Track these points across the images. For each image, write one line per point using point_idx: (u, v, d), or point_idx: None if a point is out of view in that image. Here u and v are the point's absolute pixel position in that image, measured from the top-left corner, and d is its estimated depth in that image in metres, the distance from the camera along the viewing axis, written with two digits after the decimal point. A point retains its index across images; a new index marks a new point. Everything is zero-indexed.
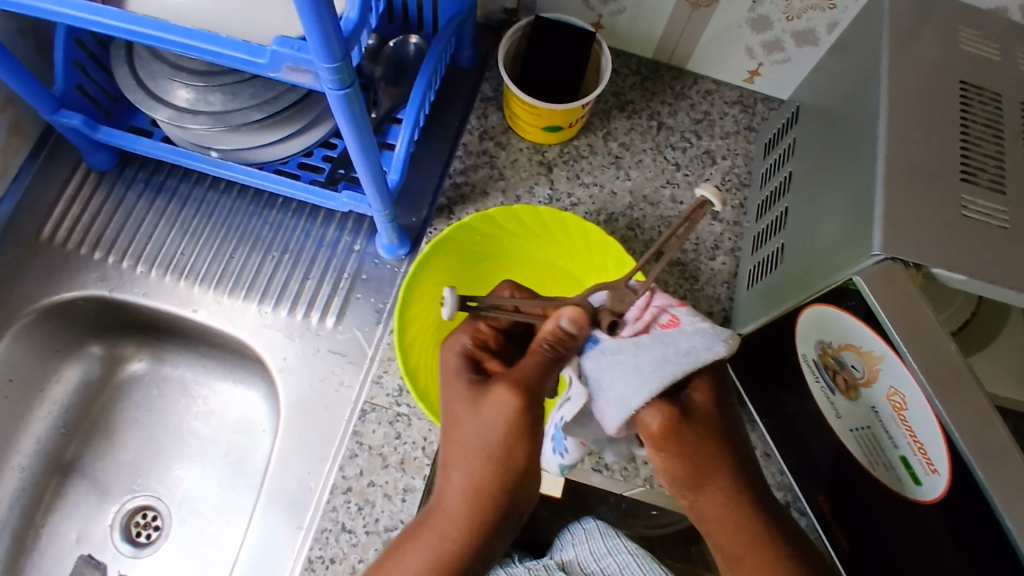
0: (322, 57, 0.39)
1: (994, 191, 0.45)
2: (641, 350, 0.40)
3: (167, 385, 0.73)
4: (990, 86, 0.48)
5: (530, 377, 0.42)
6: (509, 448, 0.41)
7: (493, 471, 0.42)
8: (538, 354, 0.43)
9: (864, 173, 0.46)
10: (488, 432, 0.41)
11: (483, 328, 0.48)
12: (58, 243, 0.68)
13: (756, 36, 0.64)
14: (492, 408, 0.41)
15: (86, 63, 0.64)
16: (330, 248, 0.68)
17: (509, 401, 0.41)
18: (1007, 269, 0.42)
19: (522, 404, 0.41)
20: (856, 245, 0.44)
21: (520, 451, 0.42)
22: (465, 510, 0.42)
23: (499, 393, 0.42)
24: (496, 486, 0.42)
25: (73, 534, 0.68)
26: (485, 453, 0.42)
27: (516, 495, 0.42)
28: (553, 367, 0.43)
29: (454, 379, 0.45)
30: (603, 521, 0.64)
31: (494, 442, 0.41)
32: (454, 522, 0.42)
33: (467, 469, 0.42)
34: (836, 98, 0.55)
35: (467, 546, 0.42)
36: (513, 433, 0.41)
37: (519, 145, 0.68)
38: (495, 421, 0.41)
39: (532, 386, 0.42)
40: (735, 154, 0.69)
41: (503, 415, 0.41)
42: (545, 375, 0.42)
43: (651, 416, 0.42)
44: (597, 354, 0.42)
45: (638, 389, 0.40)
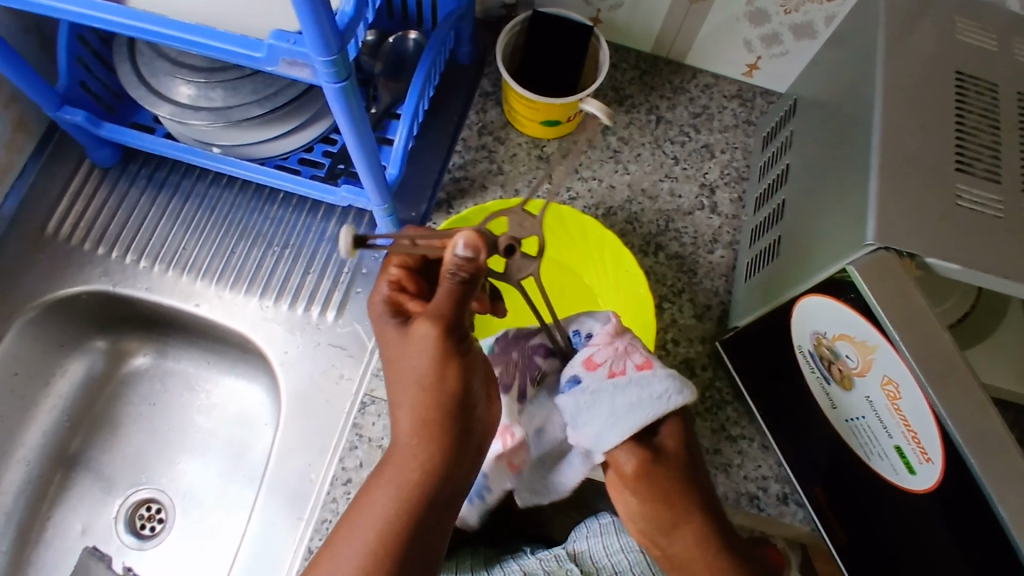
0: (318, 50, 0.39)
1: (990, 181, 0.45)
2: (621, 393, 0.43)
3: (170, 379, 0.74)
4: (987, 76, 0.48)
5: (443, 303, 0.41)
6: (441, 371, 0.41)
7: (433, 394, 0.42)
8: (447, 283, 0.41)
9: (859, 164, 0.46)
10: (418, 360, 0.42)
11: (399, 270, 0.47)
12: (62, 239, 0.69)
13: (754, 30, 0.64)
14: (415, 342, 0.42)
15: (89, 60, 0.65)
16: (329, 243, 0.68)
17: (429, 330, 0.41)
18: (1002, 259, 0.42)
19: (439, 330, 0.41)
20: (851, 235, 0.44)
21: (452, 371, 0.42)
22: (418, 437, 0.42)
23: (420, 323, 0.42)
24: (440, 408, 0.42)
25: (78, 526, 0.69)
26: (421, 381, 0.42)
27: (460, 415, 0.43)
28: (462, 290, 0.41)
29: (385, 324, 0.45)
30: (619, 517, 0.61)
31: (424, 368, 0.42)
32: (409, 452, 0.42)
33: (411, 401, 0.42)
34: (833, 90, 0.55)
35: (424, 473, 0.42)
36: (438, 356, 0.41)
37: (518, 140, 0.69)
38: (420, 350, 0.42)
39: (448, 311, 0.42)
40: (734, 147, 0.69)
41: (425, 342, 0.41)
42: (457, 301, 0.41)
43: (625, 458, 0.44)
44: (578, 393, 0.44)
45: (613, 429, 0.43)
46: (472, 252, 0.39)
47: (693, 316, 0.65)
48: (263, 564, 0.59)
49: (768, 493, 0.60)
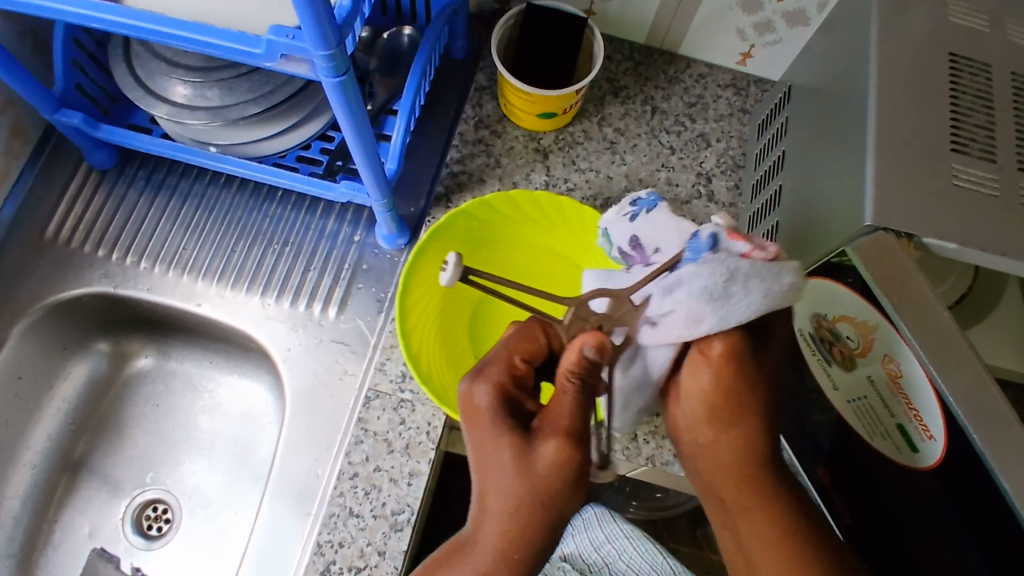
0: (316, 44, 0.40)
1: (985, 160, 0.45)
2: (758, 274, 0.41)
3: (173, 380, 0.74)
4: (979, 57, 0.49)
5: (567, 423, 0.42)
6: (561, 494, 0.40)
7: (539, 514, 0.40)
8: (568, 390, 0.42)
9: (855, 146, 0.47)
10: (538, 484, 0.40)
11: (516, 365, 0.45)
12: (62, 242, 0.69)
13: (747, 18, 0.64)
14: (541, 458, 0.40)
15: (85, 63, 0.65)
16: (329, 239, 0.69)
17: (559, 446, 0.41)
18: (999, 237, 0.43)
19: (572, 450, 0.41)
20: (849, 216, 0.45)
21: (571, 497, 0.41)
22: (518, 550, 0.40)
23: (552, 439, 0.41)
24: (550, 527, 0.41)
25: (86, 528, 0.69)
26: (519, 497, 0.40)
27: (557, 534, 0.42)
28: (585, 404, 0.43)
29: (495, 424, 0.42)
30: (600, 507, 0.66)
31: (543, 489, 0.40)
32: (500, 566, 0.40)
33: (514, 513, 0.40)
34: (828, 74, 0.55)
35: None
36: (567, 480, 0.41)
37: (515, 133, 0.69)
38: (550, 474, 0.40)
39: (577, 434, 0.42)
40: (730, 136, 0.70)
41: (558, 465, 0.40)
42: (583, 414, 0.43)
43: (718, 339, 0.45)
44: (718, 262, 0.42)
45: (746, 306, 0.42)
46: (599, 353, 0.42)
47: None
48: (271, 560, 0.59)
49: None
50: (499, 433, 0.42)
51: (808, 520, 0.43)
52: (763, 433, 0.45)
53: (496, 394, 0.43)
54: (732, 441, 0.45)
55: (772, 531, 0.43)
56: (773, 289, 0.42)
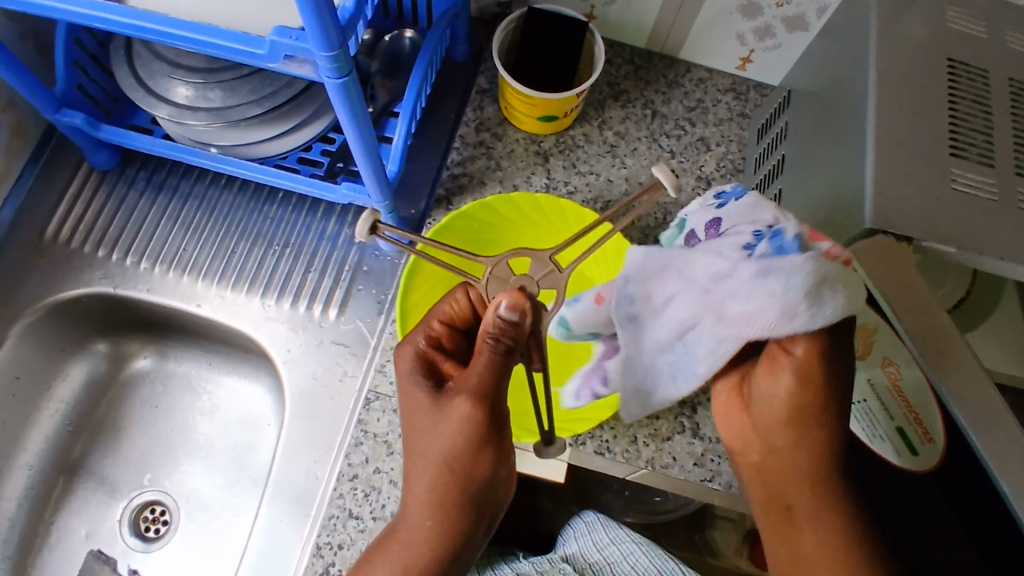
0: (320, 46, 0.40)
1: (984, 165, 0.45)
2: (849, 281, 0.39)
3: (171, 381, 0.74)
4: (977, 63, 0.49)
5: (475, 378, 0.43)
6: (469, 457, 0.43)
7: (450, 479, 0.43)
8: (485, 350, 0.42)
9: (854, 150, 0.47)
10: (439, 448, 0.43)
11: (436, 327, 0.48)
12: (61, 243, 0.68)
13: (747, 23, 0.65)
14: (446, 423, 0.43)
15: (86, 63, 0.65)
16: (330, 241, 0.69)
17: (467, 408, 0.42)
18: (996, 241, 0.43)
19: (477, 410, 0.42)
20: (848, 219, 0.45)
21: (483, 456, 0.43)
22: (433, 517, 0.44)
23: (456, 401, 0.43)
24: (457, 490, 0.43)
25: (83, 530, 0.69)
26: (434, 462, 0.44)
27: (474, 497, 0.44)
28: (501, 363, 0.42)
29: (412, 389, 0.45)
30: (602, 512, 0.66)
31: (450, 453, 0.43)
32: (416, 535, 0.44)
33: (429, 480, 0.44)
34: (827, 79, 0.55)
35: (437, 551, 0.44)
36: (470, 442, 0.42)
37: (515, 136, 0.69)
38: (451, 438, 0.43)
39: (483, 388, 0.42)
40: (729, 140, 0.70)
41: (459, 426, 0.42)
42: (499, 372, 0.43)
43: (798, 341, 0.41)
44: (820, 261, 0.38)
45: (836, 314, 0.38)
46: (511, 311, 0.42)
47: None
48: (270, 563, 0.59)
49: None
50: (414, 399, 0.44)
51: (868, 520, 0.41)
52: (835, 441, 0.42)
53: (417, 360, 0.46)
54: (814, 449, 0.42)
55: (837, 537, 0.41)
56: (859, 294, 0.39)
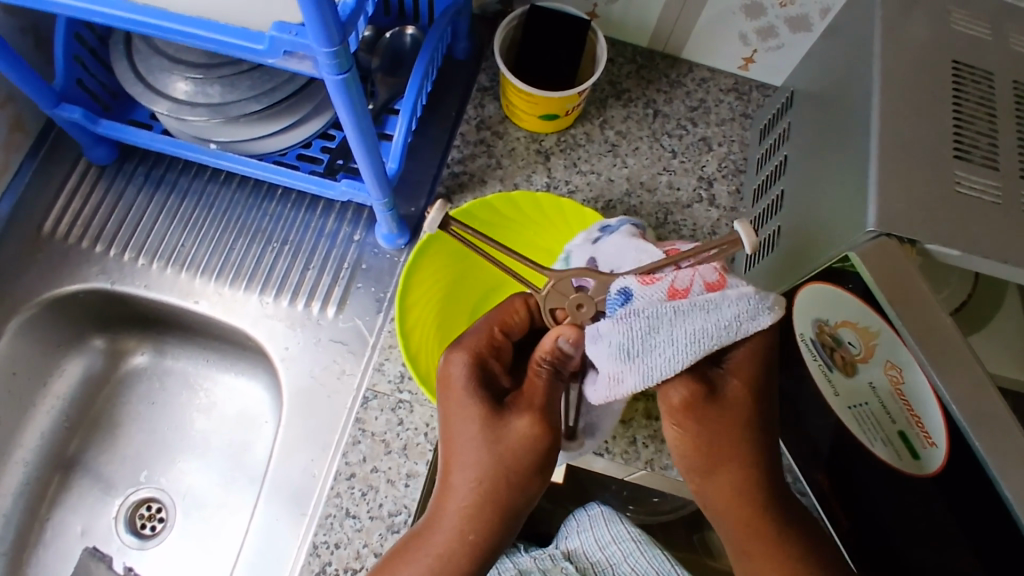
0: (320, 41, 0.40)
1: (987, 167, 0.45)
2: (681, 320, 0.40)
3: (169, 378, 0.73)
4: (982, 65, 0.49)
5: (540, 401, 0.44)
6: (524, 472, 0.42)
7: (501, 491, 0.42)
8: (540, 374, 0.44)
9: (857, 152, 0.47)
10: (502, 461, 0.41)
11: (495, 333, 0.48)
12: (59, 238, 0.68)
13: (750, 23, 0.64)
14: (510, 435, 0.42)
15: (85, 57, 0.64)
16: (329, 239, 0.68)
17: (529, 425, 0.42)
18: (1000, 244, 0.43)
19: (543, 429, 0.42)
20: (850, 221, 0.45)
21: (535, 474, 0.42)
22: (477, 531, 0.42)
23: (523, 417, 0.42)
24: (511, 509, 0.42)
25: (78, 527, 0.69)
26: (485, 471, 0.42)
27: (519, 517, 0.43)
28: (558, 388, 0.45)
29: (466, 395, 0.44)
30: (607, 507, 0.65)
31: (509, 465, 0.41)
32: (457, 545, 0.42)
33: (475, 490, 0.42)
34: (830, 79, 0.55)
35: (469, 563, 0.42)
36: (533, 459, 0.42)
37: (516, 135, 0.69)
38: (515, 451, 0.42)
39: (547, 412, 0.43)
40: (731, 140, 0.70)
41: (525, 442, 0.42)
42: (555, 396, 0.44)
43: (673, 390, 0.43)
44: (631, 315, 0.41)
45: (671, 361, 0.41)
46: (570, 344, 0.45)
47: None
48: (266, 561, 0.58)
49: None
50: (469, 405, 0.43)
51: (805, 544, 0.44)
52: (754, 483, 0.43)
53: (471, 364, 0.45)
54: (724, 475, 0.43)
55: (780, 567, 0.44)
56: (699, 331, 0.40)
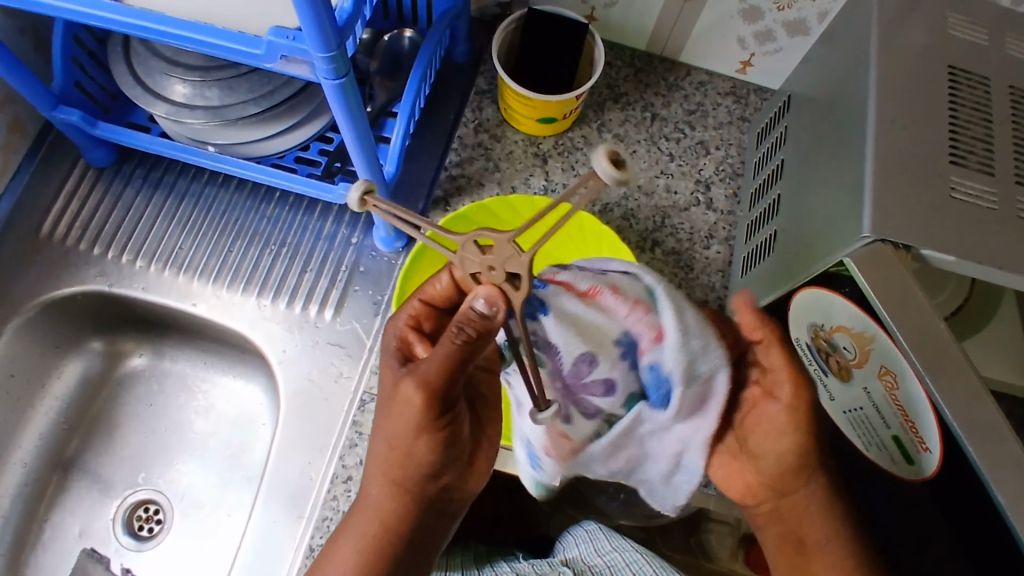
0: (317, 46, 0.40)
1: (983, 173, 0.45)
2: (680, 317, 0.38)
3: (167, 380, 0.74)
4: (978, 70, 0.49)
5: (433, 367, 0.40)
6: (414, 441, 0.43)
7: (397, 457, 0.44)
8: (449, 337, 0.39)
9: (854, 158, 0.47)
10: (391, 430, 0.43)
11: (418, 307, 0.45)
12: (57, 240, 0.68)
13: (748, 27, 0.65)
14: (394, 404, 0.41)
15: (83, 59, 0.64)
16: (326, 242, 0.68)
17: (410, 391, 0.40)
18: (995, 250, 0.43)
19: (422, 397, 0.40)
20: (846, 227, 0.45)
21: (423, 439, 0.43)
22: (385, 496, 0.46)
23: (404, 384, 0.40)
24: (411, 473, 0.45)
25: (76, 528, 0.69)
26: (388, 441, 0.44)
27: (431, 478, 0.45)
28: (460, 352, 0.39)
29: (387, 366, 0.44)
30: (606, 524, 0.67)
31: (397, 435, 0.43)
32: (379, 507, 0.46)
33: (385, 459, 0.45)
34: (828, 84, 0.55)
35: (389, 525, 0.46)
36: (412, 426, 0.41)
37: (514, 138, 0.69)
38: (397, 420, 0.42)
39: (439, 376, 0.40)
40: (729, 144, 0.70)
41: (404, 407, 0.40)
42: (452, 362, 0.39)
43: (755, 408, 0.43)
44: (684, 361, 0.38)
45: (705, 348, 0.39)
46: (489, 306, 0.38)
47: None
48: (263, 562, 0.59)
49: None
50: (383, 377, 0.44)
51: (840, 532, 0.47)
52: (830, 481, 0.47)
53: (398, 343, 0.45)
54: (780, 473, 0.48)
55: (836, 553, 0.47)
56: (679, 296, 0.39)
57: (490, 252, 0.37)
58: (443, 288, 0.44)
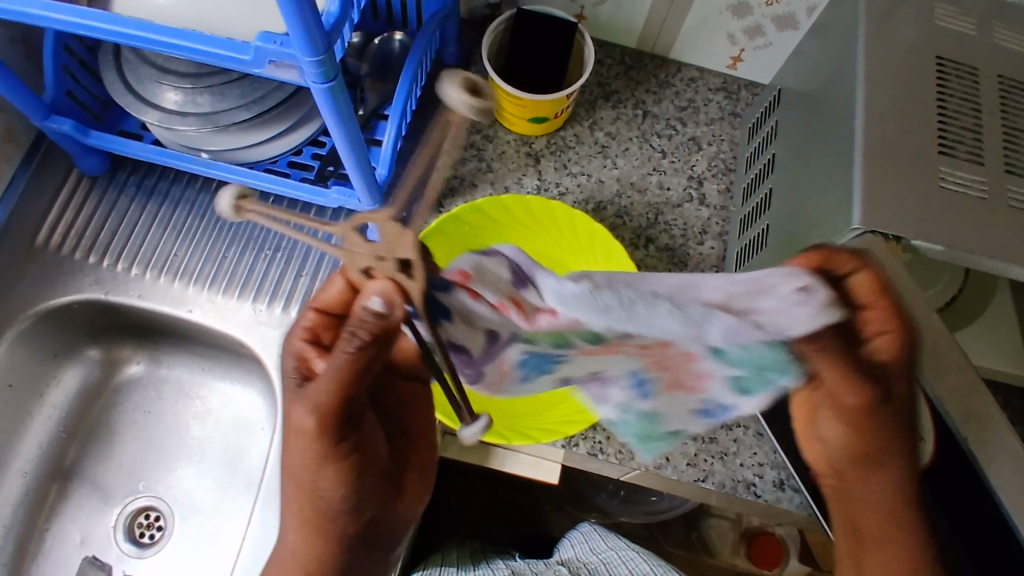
0: (305, 50, 0.40)
1: (973, 163, 0.45)
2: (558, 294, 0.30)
3: (165, 386, 0.74)
4: (967, 61, 0.49)
5: (321, 385, 0.36)
6: (315, 473, 0.39)
7: (303, 489, 0.41)
8: (342, 346, 0.35)
9: (843, 151, 0.47)
10: (294, 462, 0.40)
11: (308, 316, 0.39)
12: (52, 249, 0.68)
13: (737, 22, 0.65)
14: (292, 434, 0.38)
15: (75, 69, 0.64)
16: (321, 245, 0.68)
17: (305, 418, 0.37)
18: (985, 240, 0.43)
19: (318, 422, 0.37)
20: (837, 220, 0.45)
21: (326, 471, 0.39)
22: (299, 537, 0.42)
23: (296, 408, 0.38)
24: (325, 511, 0.41)
25: (78, 536, 0.69)
26: (295, 478, 0.41)
27: (346, 513, 0.42)
28: (358, 365, 0.35)
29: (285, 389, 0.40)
30: (600, 525, 0.69)
31: (298, 468, 0.39)
32: (299, 546, 0.43)
33: (295, 496, 0.41)
34: (817, 77, 0.55)
35: (311, 564, 0.42)
36: (313, 455, 0.38)
37: (506, 138, 0.69)
38: (296, 452, 0.39)
39: (332, 394, 0.36)
40: (721, 139, 0.70)
41: (298, 432, 0.38)
42: (351, 381, 0.36)
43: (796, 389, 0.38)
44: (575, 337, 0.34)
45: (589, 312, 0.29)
46: (387, 305, 0.33)
47: None
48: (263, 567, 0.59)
49: (764, 480, 0.60)
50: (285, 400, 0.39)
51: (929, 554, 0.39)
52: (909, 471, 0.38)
53: (297, 362, 0.39)
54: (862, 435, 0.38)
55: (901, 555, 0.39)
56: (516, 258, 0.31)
57: (377, 242, 0.33)
58: (335, 295, 0.38)
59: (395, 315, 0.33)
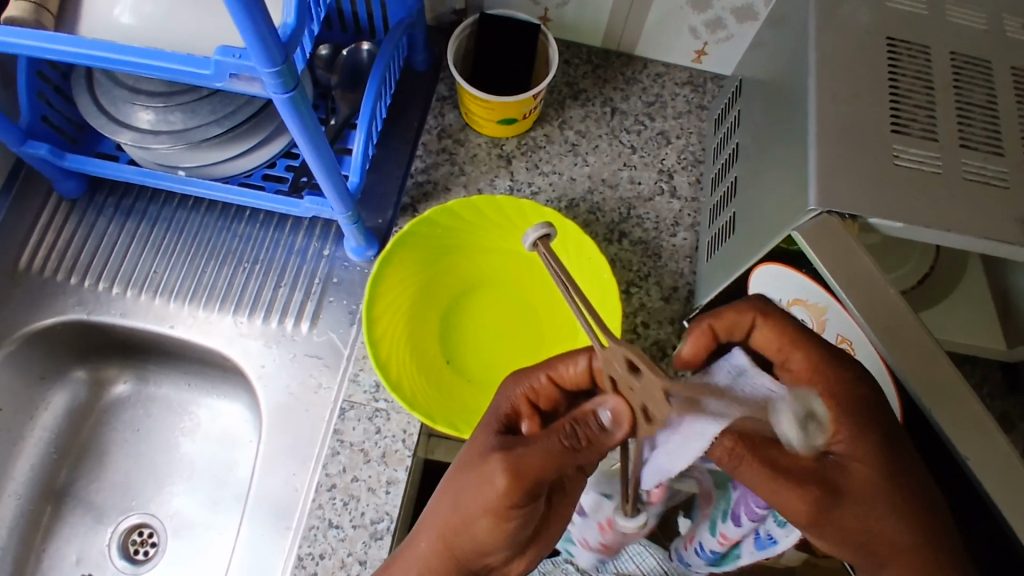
0: (263, 62, 0.41)
1: (927, 139, 0.46)
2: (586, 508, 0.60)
3: (152, 404, 0.74)
4: (918, 40, 0.50)
5: (538, 458, 0.37)
6: (478, 515, 0.38)
7: (454, 519, 0.39)
8: (558, 433, 0.38)
9: (799, 134, 0.48)
10: (465, 497, 0.38)
11: (541, 383, 0.43)
12: (35, 272, 0.69)
13: (698, 16, 0.66)
14: (478, 473, 0.38)
15: (49, 94, 0.65)
16: (299, 255, 0.69)
17: (498, 474, 0.37)
18: (942, 213, 0.44)
19: (512, 484, 0.37)
20: (794, 203, 0.46)
21: (488, 520, 0.38)
22: (427, 553, 0.40)
23: (492, 460, 0.37)
24: (461, 547, 0.40)
25: (73, 555, 0.69)
26: (458, 510, 0.39)
27: (475, 557, 0.40)
28: (562, 456, 0.37)
29: (486, 431, 0.41)
30: None
31: (468, 503, 0.38)
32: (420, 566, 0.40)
33: (440, 518, 0.40)
34: (775, 64, 0.56)
35: None
36: (488, 505, 0.37)
37: (477, 141, 0.70)
38: (475, 493, 0.38)
39: (539, 474, 0.37)
40: (689, 132, 0.71)
41: (491, 487, 0.37)
42: (549, 467, 0.37)
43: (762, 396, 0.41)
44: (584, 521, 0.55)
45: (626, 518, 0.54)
46: (615, 423, 0.38)
47: (661, 299, 0.65)
48: None
49: None
50: (479, 438, 0.40)
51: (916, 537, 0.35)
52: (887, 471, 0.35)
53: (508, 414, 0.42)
54: (800, 454, 0.35)
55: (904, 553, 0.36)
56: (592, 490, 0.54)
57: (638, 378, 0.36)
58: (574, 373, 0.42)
59: (614, 435, 0.38)
